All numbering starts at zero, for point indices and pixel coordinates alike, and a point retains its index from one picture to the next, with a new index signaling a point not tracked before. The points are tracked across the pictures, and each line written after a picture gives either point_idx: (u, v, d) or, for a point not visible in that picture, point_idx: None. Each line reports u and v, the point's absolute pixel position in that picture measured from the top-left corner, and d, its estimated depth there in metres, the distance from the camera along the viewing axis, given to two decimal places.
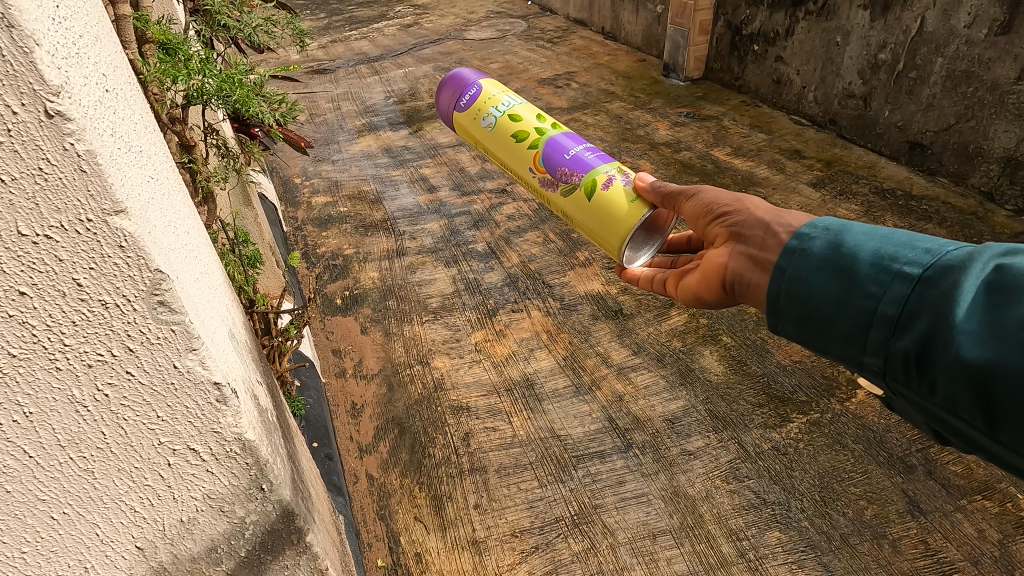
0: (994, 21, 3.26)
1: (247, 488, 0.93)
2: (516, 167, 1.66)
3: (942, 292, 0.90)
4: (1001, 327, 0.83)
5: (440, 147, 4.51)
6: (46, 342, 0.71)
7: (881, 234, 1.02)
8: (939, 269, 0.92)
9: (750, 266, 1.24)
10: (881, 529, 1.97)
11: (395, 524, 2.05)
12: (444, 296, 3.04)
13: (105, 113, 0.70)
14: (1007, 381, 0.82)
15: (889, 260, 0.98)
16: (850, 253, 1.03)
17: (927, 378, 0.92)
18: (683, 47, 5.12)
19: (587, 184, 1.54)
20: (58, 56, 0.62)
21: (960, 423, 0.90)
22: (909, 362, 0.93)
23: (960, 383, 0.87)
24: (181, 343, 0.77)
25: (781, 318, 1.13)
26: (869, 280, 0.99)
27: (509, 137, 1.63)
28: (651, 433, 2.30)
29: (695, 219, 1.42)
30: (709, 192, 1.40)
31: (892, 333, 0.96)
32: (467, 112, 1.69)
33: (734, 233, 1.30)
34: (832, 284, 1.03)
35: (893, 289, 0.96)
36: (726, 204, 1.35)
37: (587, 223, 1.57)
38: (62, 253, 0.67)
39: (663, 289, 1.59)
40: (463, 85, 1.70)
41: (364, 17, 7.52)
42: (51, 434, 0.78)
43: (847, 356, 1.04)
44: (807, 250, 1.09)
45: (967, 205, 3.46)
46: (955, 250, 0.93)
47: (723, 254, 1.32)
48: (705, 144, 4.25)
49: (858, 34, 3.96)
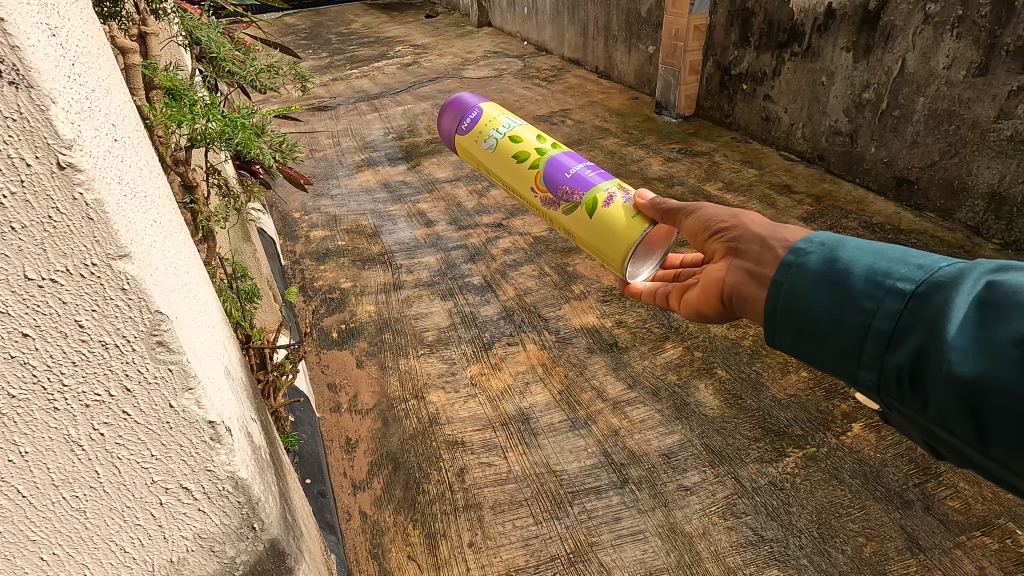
0: (971, 63, 3.38)
1: (238, 527, 0.95)
2: (519, 186, 1.71)
3: (934, 308, 0.92)
4: (992, 343, 0.86)
5: (437, 182, 4.59)
6: (47, 382, 0.73)
7: (875, 250, 1.05)
8: (931, 285, 0.95)
9: (748, 281, 1.26)
10: (880, 567, 1.94)
11: (388, 563, 2.01)
12: (440, 329, 3.06)
13: (113, 161, 0.73)
14: (998, 396, 0.84)
15: (882, 275, 1.01)
16: (844, 268, 1.05)
17: (919, 394, 0.93)
18: (674, 86, 5.29)
19: (586, 203, 1.58)
20: (72, 111, 0.65)
21: (952, 438, 0.91)
22: (902, 375, 0.95)
23: (951, 398, 0.88)
24: (178, 381, 0.79)
25: (778, 332, 1.15)
26: (863, 296, 1.02)
27: (510, 158, 1.69)
28: (647, 468, 2.29)
29: (694, 235, 1.45)
30: (708, 208, 1.43)
31: (886, 348, 0.98)
32: (471, 136, 1.75)
33: (732, 248, 1.33)
34: (827, 299, 1.06)
35: (886, 304, 0.98)
36: (724, 220, 1.38)
37: (587, 239, 1.61)
38: (67, 295, 0.69)
39: (666, 303, 1.61)
40: (467, 110, 1.76)
41: (364, 56, 7.75)
42: (45, 473, 0.79)
43: (842, 370, 1.06)
44: (802, 265, 1.11)
45: (955, 239, 3.52)
46: (946, 266, 0.96)
47: (721, 268, 1.34)
48: (697, 179, 4.35)
49: (842, 74, 4.10)
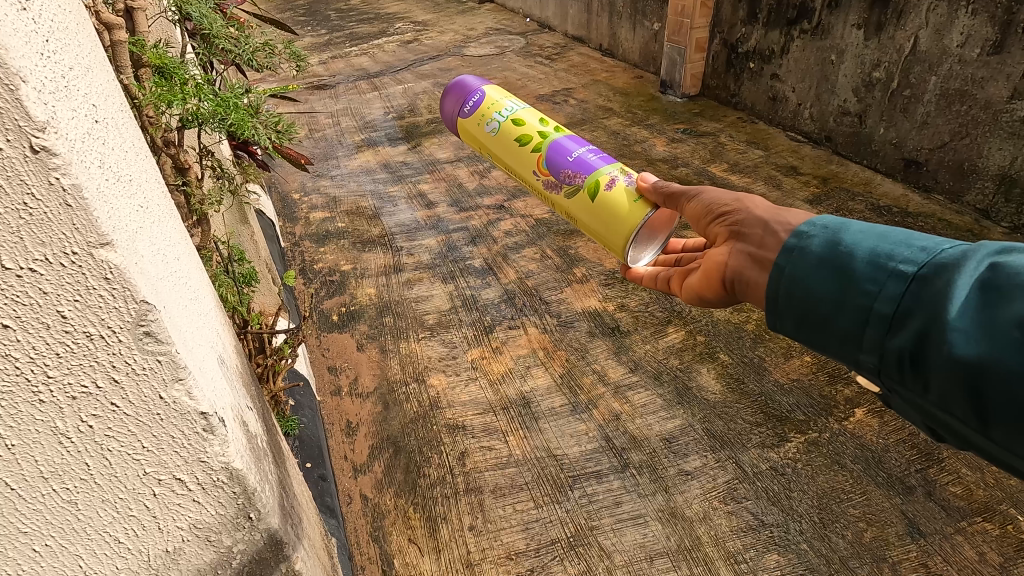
0: (986, 41, 3.29)
1: (235, 517, 0.94)
2: (521, 169, 1.66)
3: (936, 290, 0.89)
4: (995, 325, 0.82)
5: (438, 163, 4.53)
6: (30, 374, 0.70)
7: (878, 233, 1.01)
8: (933, 267, 0.91)
9: (751, 265, 1.23)
10: (881, 552, 1.94)
11: (389, 546, 2.02)
12: (440, 312, 3.04)
13: (94, 144, 0.70)
14: (999, 378, 0.81)
15: (885, 258, 0.97)
16: (847, 251, 1.02)
17: (920, 377, 0.91)
18: (679, 65, 5.18)
19: (589, 185, 1.54)
20: (45, 91, 0.62)
21: (953, 423, 0.89)
22: (903, 359, 0.92)
23: (952, 381, 0.86)
24: (168, 372, 0.76)
25: (780, 317, 1.13)
26: (865, 279, 0.98)
27: (513, 140, 1.64)
28: (648, 453, 2.29)
29: (696, 219, 1.41)
30: (710, 192, 1.39)
31: (887, 331, 0.95)
32: (474, 120, 1.71)
33: (734, 232, 1.29)
34: (829, 283, 1.03)
35: (888, 288, 0.95)
36: (726, 203, 1.34)
37: (590, 222, 1.57)
38: (47, 285, 0.66)
39: (666, 288, 1.57)
40: (470, 94, 1.72)
41: (364, 33, 7.60)
42: (34, 465, 0.77)
43: (843, 354, 1.04)
44: (804, 249, 1.08)
45: (963, 222, 3.47)
46: (950, 248, 0.92)
47: (723, 252, 1.31)
48: (702, 160, 4.28)
49: (852, 52, 4.00)
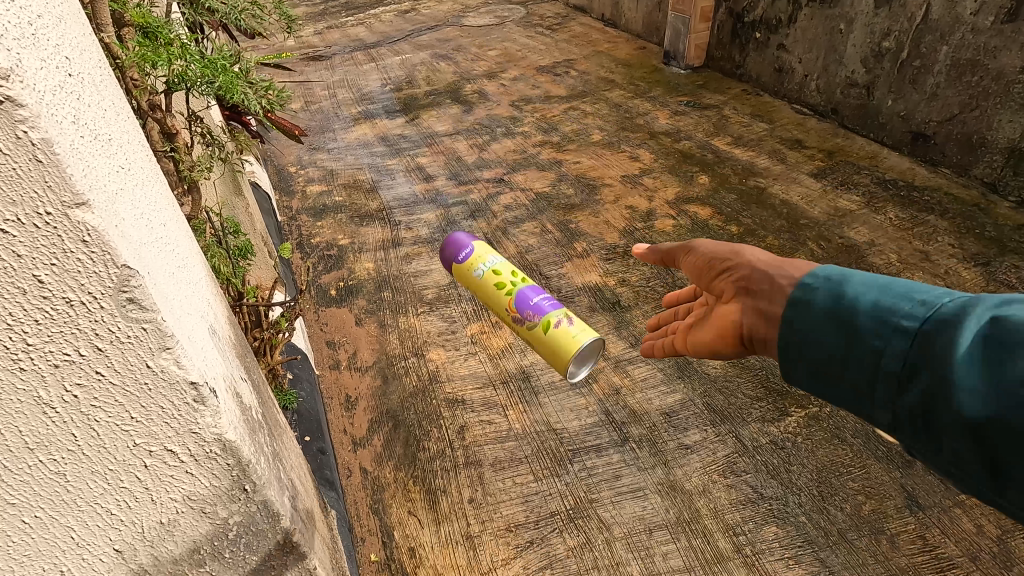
0: (1000, 9, 3.20)
1: (229, 489, 0.93)
2: (494, 304, 1.73)
3: (940, 348, 0.85)
4: (1003, 383, 0.80)
5: (436, 135, 4.45)
6: (9, 342, 0.67)
7: (879, 284, 0.98)
8: (936, 322, 0.88)
9: (761, 324, 1.16)
10: (879, 525, 1.95)
11: (389, 518, 2.02)
12: (439, 287, 3.01)
13: (66, 97, 0.66)
14: (1014, 438, 0.78)
15: (887, 311, 0.94)
16: (849, 303, 0.99)
17: (932, 434, 0.87)
18: (683, 35, 5.06)
19: (551, 353, 1.63)
20: (8, 36, 0.58)
21: (967, 477, 0.86)
22: (914, 417, 0.89)
23: (964, 438, 0.83)
24: (154, 341, 0.74)
25: (789, 371, 1.08)
26: (868, 333, 0.95)
27: (487, 287, 1.72)
28: (648, 427, 2.28)
29: (698, 272, 1.35)
30: (708, 244, 1.34)
31: (896, 387, 0.91)
32: (463, 280, 1.77)
33: (741, 288, 1.22)
34: (833, 337, 0.99)
35: (893, 343, 0.92)
36: (725, 256, 1.28)
37: (548, 351, 1.64)
38: (21, 247, 0.63)
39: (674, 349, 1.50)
40: (457, 246, 1.79)
41: (361, 2, 7.41)
42: (18, 436, 0.74)
43: (855, 408, 1.00)
44: (808, 302, 1.05)
45: (969, 196, 3.40)
46: (951, 301, 0.89)
47: (734, 310, 1.23)
48: (705, 133, 4.21)
49: (862, 21, 3.89)
